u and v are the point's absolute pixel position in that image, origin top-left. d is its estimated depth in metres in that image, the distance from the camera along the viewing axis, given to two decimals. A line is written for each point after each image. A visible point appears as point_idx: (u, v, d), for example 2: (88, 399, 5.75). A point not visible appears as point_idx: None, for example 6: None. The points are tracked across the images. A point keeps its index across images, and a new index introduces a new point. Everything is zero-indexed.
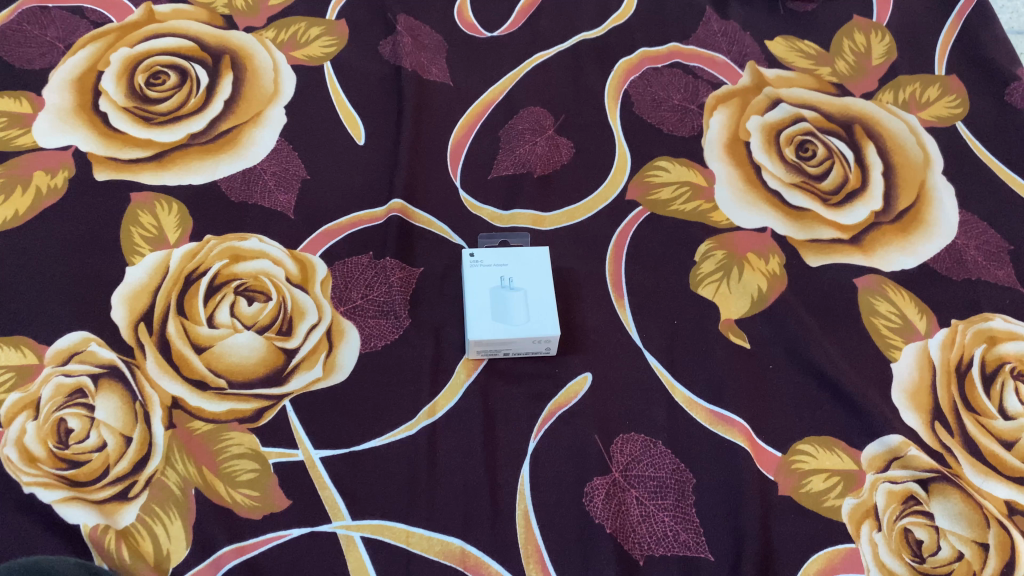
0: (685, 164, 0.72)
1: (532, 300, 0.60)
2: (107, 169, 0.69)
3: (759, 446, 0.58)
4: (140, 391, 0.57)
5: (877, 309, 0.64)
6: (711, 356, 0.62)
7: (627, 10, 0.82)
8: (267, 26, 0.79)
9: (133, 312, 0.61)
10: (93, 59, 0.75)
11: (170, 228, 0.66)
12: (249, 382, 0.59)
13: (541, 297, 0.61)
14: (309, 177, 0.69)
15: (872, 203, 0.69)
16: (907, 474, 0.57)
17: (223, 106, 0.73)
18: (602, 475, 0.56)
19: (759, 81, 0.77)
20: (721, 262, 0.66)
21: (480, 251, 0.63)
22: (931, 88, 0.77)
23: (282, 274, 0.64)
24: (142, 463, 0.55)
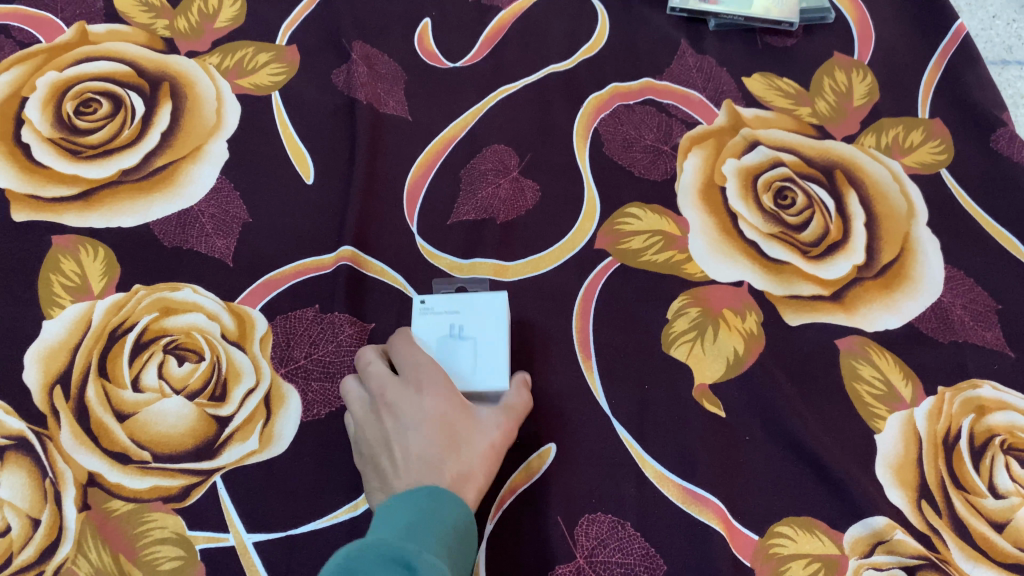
0: (658, 211, 0.67)
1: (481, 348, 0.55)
2: (27, 209, 0.62)
3: (735, 528, 0.54)
4: (51, 466, 0.51)
5: (860, 373, 0.60)
6: (684, 427, 0.57)
7: (598, 42, 0.77)
8: (211, 51, 0.73)
9: (48, 373, 0.55)
10: (16, 85, 0.69)
11: (94, 277, 0.60)
12: (176, 455, 0.53)
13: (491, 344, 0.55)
14: (251, 220, 0.64)
15: (854, 256, 0.65)
16: (892, 560, 0.53)
17: (160, 139, 0.67)
18: (566, 562, 0.52)
19: (735, 121, 0.73)
20: (695, 320, 0.62)
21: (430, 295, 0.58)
22: (914, 132, 0.73)
23: (218, 330, 0.58)
24: (51, 550, 0.49)
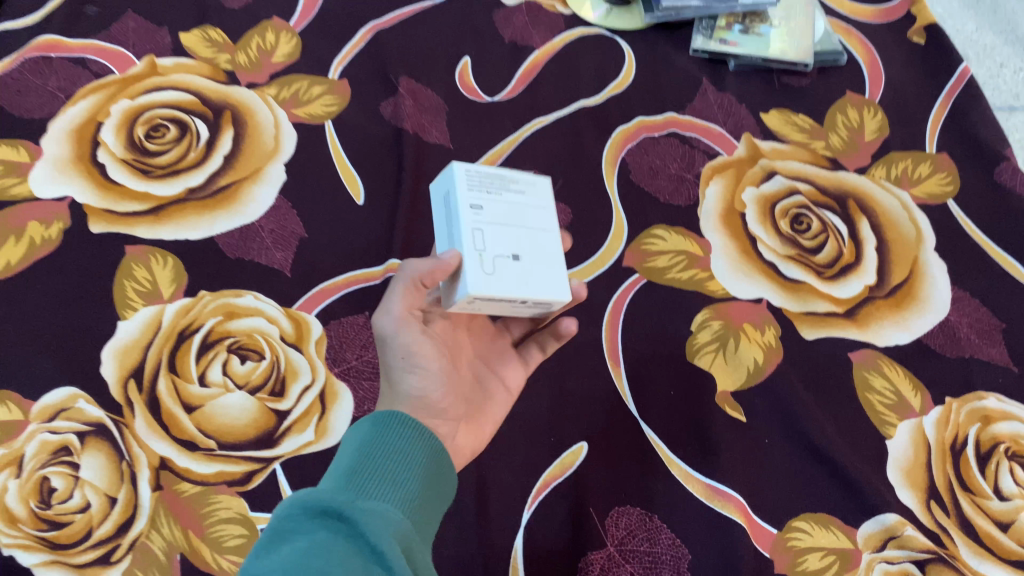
0: (682, 233, 0.72)
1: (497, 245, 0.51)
2: (104, 222, 0.68)
3: (756, 522, 0.58)
4: (127, 450, 0.56)
5: (872, 384, 0.64)
6: (708, 430, 0.62)
7: (625, 79, 0.83)
8: (269, 83, 0.79)
9: (123, 368, 0.60)
10: (93, 111, 0.75)
11: (164, 284, 0.65)
12: (239, 444, 0.58)
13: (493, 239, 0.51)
14: (307, 236, 0.69)
15: (865, 277, 0.70)
16: (903, 554, 0.57)
17: (223, 161, 0.73)
18: (598, 549, 0.56)
19: (754, 152, 0.78)
20: (717, 332, 0.66)
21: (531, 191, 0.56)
22: (922, 165, 0.78)
23: (277, 333, 0.63)
24: (127, 525, 0.54)
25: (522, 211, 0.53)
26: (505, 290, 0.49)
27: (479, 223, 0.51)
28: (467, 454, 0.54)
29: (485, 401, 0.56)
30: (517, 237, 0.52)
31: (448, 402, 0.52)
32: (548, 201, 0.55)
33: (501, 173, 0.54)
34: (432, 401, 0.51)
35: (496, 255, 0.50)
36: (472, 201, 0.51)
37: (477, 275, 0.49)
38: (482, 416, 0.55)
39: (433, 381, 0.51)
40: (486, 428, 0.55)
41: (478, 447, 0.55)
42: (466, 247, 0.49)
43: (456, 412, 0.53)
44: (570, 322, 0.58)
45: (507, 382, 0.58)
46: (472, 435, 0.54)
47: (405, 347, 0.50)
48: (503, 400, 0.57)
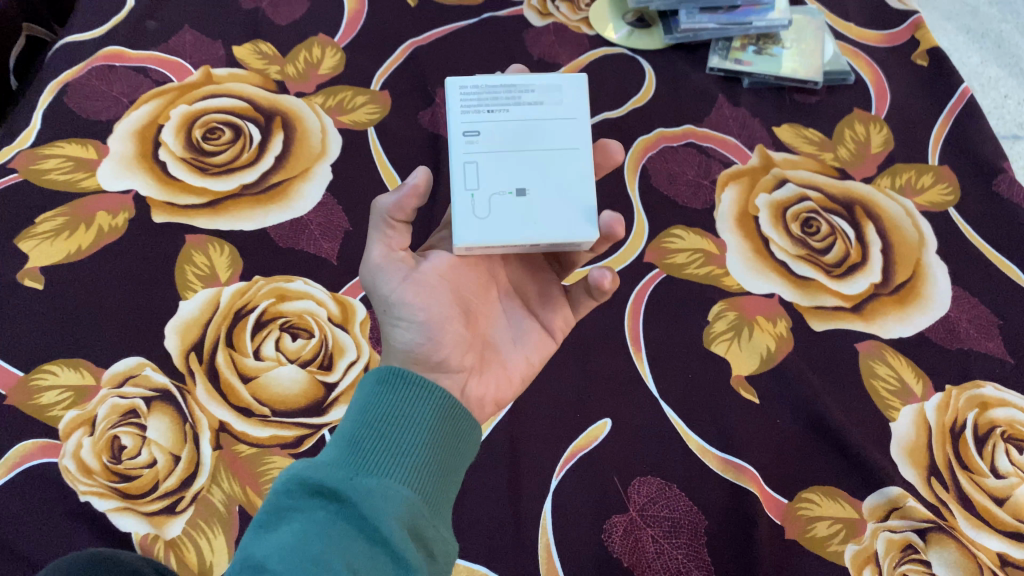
0: (699, 233, 0.77)
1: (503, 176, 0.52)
2: (165, 213, 0.73)
3: (768, 492, 0.62)
4: (190, 413, 0.61)
5: (877, 371, 0.69)
6: (723, 410, 0.66)
7: (646, 94, 0.89)
8: (316, 92, 0.85)
9: (185, 342, 0.65)
10: (154, 115, 0.80)
11: (221, 268, 0.70)
12: (291, 412, 0.63)
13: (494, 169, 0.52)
14: (351, 228, 0.75)
15: (871, 275, 0.75)
16: (906, 524, 0.61)
17: (274, 161, 0.78)
18: (620, 513, 0.61)
19: (767, 162, 0.84)
20: (732, 322, 0.71)
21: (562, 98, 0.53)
22: (925, 176, 0.83)
23: (325, 314, 0.68)
24: (191, 480, 0.59)
25: (527, 131, 0.52)
26: (500, 231, 0.51)
27: (475, 151, 0.52)
28: (487, 403, 0.52)
29: (505, 349, 0.54)
30: (522, 168, 0.52)
31: (454, 352, 0.50)
32: (571, 107, 0.53)
33: (508, 83, 0.53)
34: (432, 353, 0.49)
35: (492, 193, 0.51)
36: (467, 128, 0.52)
37: (465, 219, 0.51)
38: (502, 362, 0.54)
39: (431, 332, 0.49)
40: (509, 375, 0.54)
41: (503, 394, 0.53)
42: (455, 186, 0.51)
43: (465, 361, 0.51)
44: (600, 271, 0.50)
45: (532, 330, 0.56)
46: (492, 383, 0.53)
47: (394, 301, 0.49)
48: (531, 343, 0.55)
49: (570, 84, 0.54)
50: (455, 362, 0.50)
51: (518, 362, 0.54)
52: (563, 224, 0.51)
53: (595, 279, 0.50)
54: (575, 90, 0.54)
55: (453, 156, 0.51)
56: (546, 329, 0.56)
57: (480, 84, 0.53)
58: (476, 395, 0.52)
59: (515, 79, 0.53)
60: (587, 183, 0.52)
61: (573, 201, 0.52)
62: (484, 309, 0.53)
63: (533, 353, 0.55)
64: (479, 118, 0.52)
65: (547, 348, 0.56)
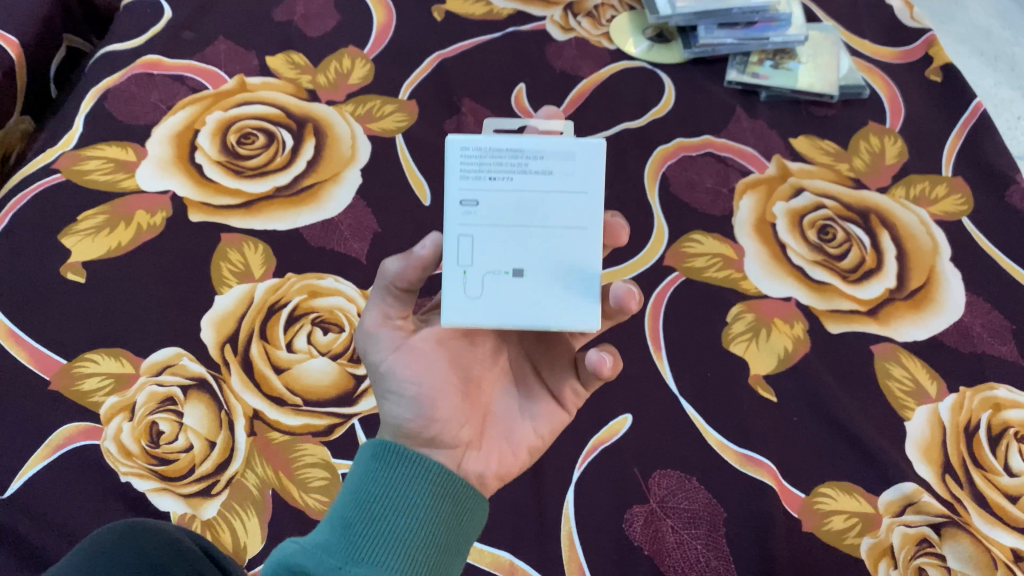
0: (718, 239, 0.79)
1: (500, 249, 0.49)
2: (201, 212, 0.76)
3: (785, 486, 0.64)
4: (225, 402, 0.64)
5: (892, 373, 0.71)
6: (741, 408, 0.68)
7: (666, 105, 0.90)
8: (347, 100, 0.87)
9: (220, 334, 0.68)
10: (190, 120, 0.82)
11: (255, 266, 0.73)
12: (322, 401, 0.65)
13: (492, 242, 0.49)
14: (380, 230, 0.77)
15: (886, 281, 0.77)
16: (921, 519, 0.63)
17: (306, 165, 0.80)
18: (641, 504, 0.63)
19: (783, 171, 0.85)
20: (750, 323, 0.73)
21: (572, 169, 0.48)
22: (939, 187, 0.85)
23: (354, 309, 0.71)
24: (226, 464, 0.62)
25: (533, 203, 0.48)
26: (492, 314, 0.48)
27: (472, 223, 0.48)
28: (489, 480, 0.50)
29: (510, 422, 0.51)
30: (521, 245, 0.49)
31: (448, 426, 0.48)
32: (582, 179, 0.48)
33: (514, 148, 0.48)
34: (424, 428, 0.48)
35: (487, 270, 0.49)
36: (465, 196, 0.48)
37: (457, 300, 0.48)
38: (506, 435, 0.51)
39: (422, 406, 0.48)
40: (513, 448, 0.51)
41: (509, 469, 0.51)
42: (448, 263, 0.48)
43: (461, 435, 0.49)
44: (598, 355, 0.48)
45: (539, 401, 0.53)
46: (493, 457, 0.50)
47: (387, 374, 0.48)
48: (538, 414, 0.52)
49: (584, 151, 0.48)
50: (450, 436, 0.48)
51: (524, 434, 0.51)
52: (561, 309, 0.49)
53: (591, 363, 0.47)
54: (589, 158, 0.48)
55: (448, 228, 0.48)
56: (556, 399, 0.53)
57: (483, 146, 0.48)
58: (476, 471, 0.49)
59: (522, 143, 0.48)
60: (595, 262, 0.49)
61: (575, 284, 0.49)
62: (486, 381, 0.51)
63: (542, 425, 0.52)
64: (479, 185, 0.48)
65: (557, 420, 0.53)
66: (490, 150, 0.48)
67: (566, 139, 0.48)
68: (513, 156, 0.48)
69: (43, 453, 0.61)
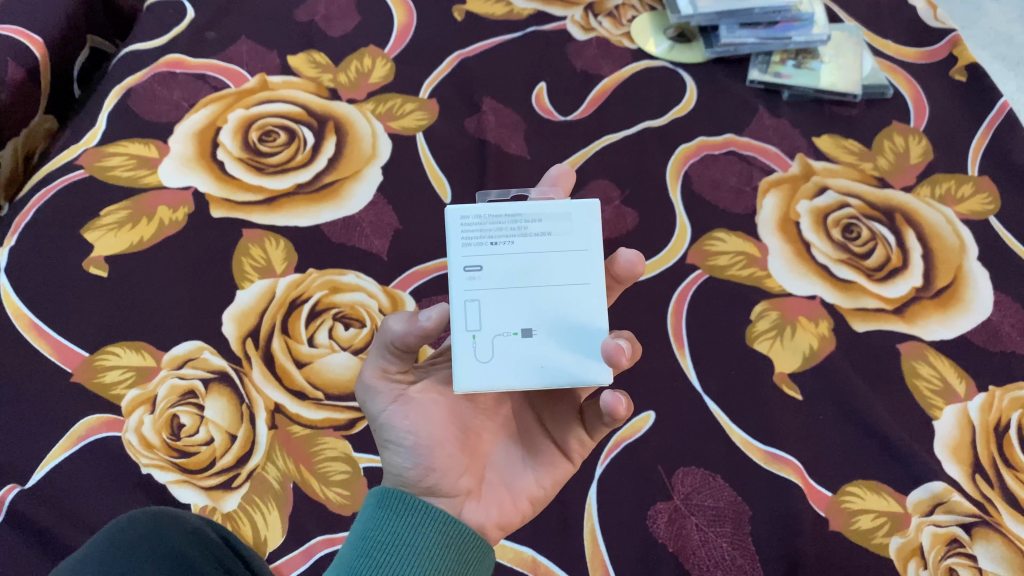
0: (742, 237, 0.79)
1: (506, 312, 0.47)
2: (223, 208, 0.75)
3: (811, 484, 0.64)
4: (246, 395, 0.64)
5: (919, 371, 0.70)
6: (766, 406, 0.67)
7: (688, 104, 0.89)
8: (368, 99, 0.86)
9: (242, 328, 0.68)
10: (212, 118, 0.81)
11: (276, 261, 0.72)
12: (344, 396, 0.65)
13: (498, 307, 0.47)
14: (401, 227, 0.77)
15: (912, 279, 0.76)
16: (951, 519, 0.62)
17: (327, 162, 0.80)
18: (665, 501, 0.62)
19: (807, 170, 0.84)
20: (775, 321, 0.72)
21: (572, 228, 0.48)
22: (965, 185, 0.84)
23: (375, 305, 0.71)
24: (247, 458, 0.61)
25: (537, 263, 0.47)
26: (504, 376, 0.46)
27: (477, 288, 0.47)
28: (489, 529, 0.48)
29: (511, 470, 0.49)
30: (528, 307, 0.47)
31: (446, 475, 0.47)
32: (581, 239, 0.48)
33: (514, 212, 0.47)
34: (422, 477, 0.47)
35: (496, 333, 0.47)
36: (469, 261, 0.47)
37: (466, 363, 0.46)
38: (507, 484, 0.49)
39: (420, 455, 0.47)
40: (514, 498, 0.49)
41: (509, 518, 0.49)
42: (455, 327, 0.46)
43: (460, 484, 0.47)
44: (612, 396, 0.44)
45: (541, 448, 0.51)
46: (493, 506, 0.48)
47: (386, 423, 0.48)
48: (541, 463, 0.50)
49: (581, 211, 0.48)
50: (448, 485, 0.47)
51: (525, 484, 0.49)
52: (573, 368, 0.47)
53: (606, 404, 0.43)
54: (585, 218, 0.48)
55: (454, 294, 0.47)
56: (560, 449, 0.51)
57: (484, 213, 0.47)
58: (475, 521, 0.47)
59: (521, 208, 0.47)
60: (601, 320, 0.47)
61: (582, 342, 0.47)
62: (488, 429, 0.50)
63: (544, 477, 0.50)
64: (483, 250, 0.47)
65: (561, 471, 0.51)
66: (489, 217, 0.48)
67: (563, 201, 0.48)
68: (513, 220, 0.47)
69: (64, 444, 0.61)
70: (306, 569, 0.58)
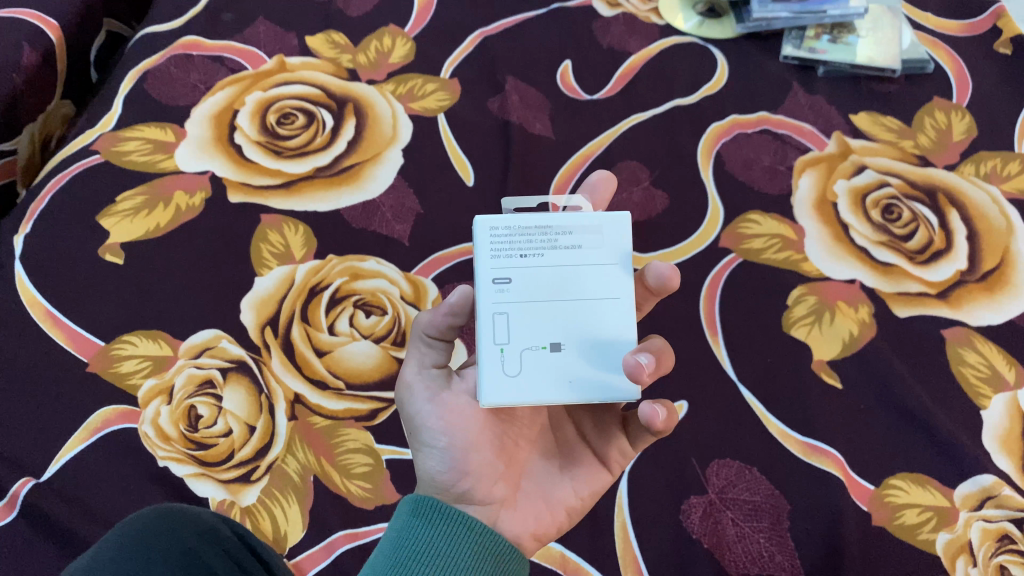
0: (777, 219, 0.75)
1: (535, 326, 0.45)
2: (241, 193, 0.73)
3: (853, 477, 0.61)
4: (265, 384, 0.62)
5: (965, 359, 0.67)
6: (804, 396, 0.65)
7: (719, 81, 0.86)
8: (387, 80, 0.83)
9: (260, 317, 0.66)
10: (229, 100, 0.79)
11: (296, 247, 0.70)
12: (366, 385, 0.63)
13: (526, 320, 0.45)
14: (423, 212, 0.75)
15: (957, 262, 0.72)
16: (1001, 514, 0.60)
17: (347, 145, 0.77)
18: (699, 494, 0.60)
19: (844, 149, 0.81)
20: (813, 306, 0.69)
21: (602, 241, 0.45)
22: (1011, 163, 0.80)
23: (397, 292, 0.69)
24: (266, 450, 0.60)
25: (566, 277, 0.45)
26: (532, 392, 0.44)
27: (505, 301, 0.44)
28: (525, 540, 0.45)
29: (549, 480, 0.47)
30: (557, 320, 0.45)
31: (480, 482, 0.45)
32: (612, 252, 0.45)
33: (543, 224, 0.45)
34: (455, 481, 0.45)
35: (526, 347, 0.44)
36: (497, 274, 0.44)
37: (495, 378, 0.44)
38: (544, 493, 0.46)
39: (453, 459, 0.45)
40: (552, 508, 0.46)
41: (546, 530, 0.46)
42: (483, 341, 0.44)
43: (495, 491, 0.45)
44: (650, 406, 0.41)
45: (582, 457, 0.48)
46: (529, 516, 0.46)
47: (421, 424, 0.46)
48: (581, 473, 0.47)
49: (612, 223, 0.45)
50: (481, 492, 0.45)
51: (564, 495, 0.47)
52: (604, 384, 0.44)
53: (644, 417, 0.41)
54: (616, 231, 0.45)
55: (481, 308, 0.44)
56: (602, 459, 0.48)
57: (512, 225, 0.45)
58: (509, 531, 0.45)
59: (551, 219, 0.45)
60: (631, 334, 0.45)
61: (613, 358, 0.45)
62: (525, 436, 0.48)
63: (583, 486, 0.47)
64: (511, 263, 0.45)
65: (601, 482, 0.48)
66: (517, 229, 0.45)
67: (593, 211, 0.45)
68: (540, 233, 0.45)
69: (80, 436, 0.59)
70: (328, 564, 0.56)
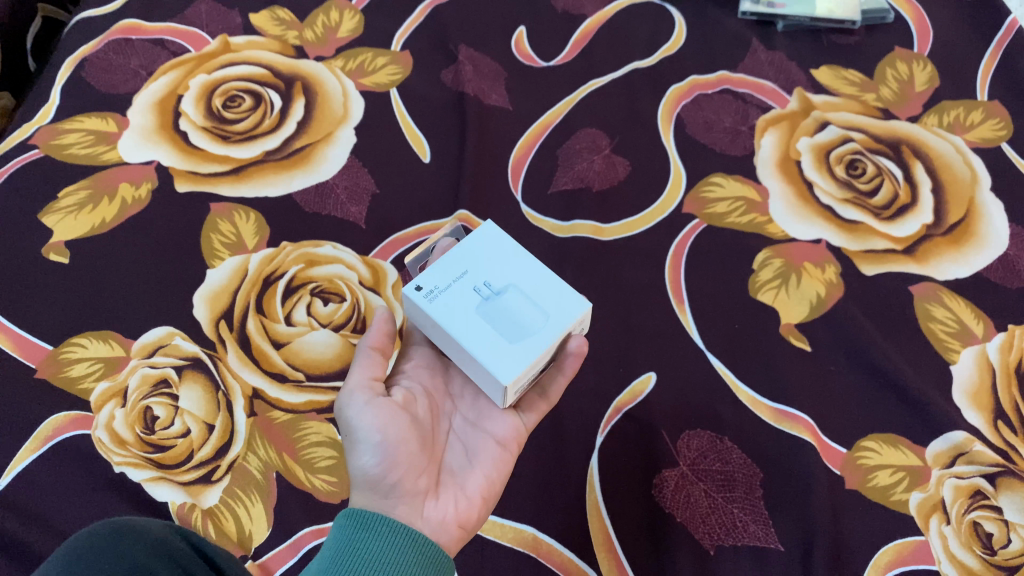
0: (740, 180, 0.74)
1: None
2: (188, 181, 0.71)
3: (825, 442, 0.61)
4: (222, 381, 0.61)
5: (933, 314, 0.66)
6: (774, 361, 0.64)
7: (678, 41, 0.84)
8: (336, 55, 0.80)
9: (214, 311, 0.64)
10: (172, 85, 0.76)
11: (248, 236, 0.68)
12: (327, 375, 0.62)
13: None
14: (379, 191, 0.72)
15: (922, 216, 0.71)
16: (973, 469, 0.59)
17: (297, 126, 0.75)
18: (671, 468, 0.59)
19: (806, 105, 0.79)
20: (779, 269, 0.68)
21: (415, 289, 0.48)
22: (974, 112, 0.78)
23: (355, 278, 0.67)
24: (225, 449, 0.58)
25: None
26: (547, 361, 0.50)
27: None
28: (450, 525, 0.48)
29: (462, 473, 0.50)
30: None
31: (409, 474, 0.46)
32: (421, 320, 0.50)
33: None
34: (387, 474, 0.45)
35: None
36: None
37: None
38: (458, 483, 0.50)
39: (386, 453, 0.45)
40: (469, 497, 0.49)
41: (467, 517, 0.49)
42: None
43: (419, 483, 0.47)
44: None
45: (488, 449, 0.51)
46: (451, 504, 0.48)
47: (351, 423, 0.46)
48: (487, 462, 0.51)
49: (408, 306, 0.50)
50: (409, 485, 0.46)
51: (477, 483, 0.50)
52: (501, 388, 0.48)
53: None
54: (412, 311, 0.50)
55: None
56: (506, 449, 0.52)
57: None
58: (436, 517, 0.47)
59: None
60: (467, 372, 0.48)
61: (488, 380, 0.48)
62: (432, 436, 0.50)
63: (492, 472, 0.51)
64: None
65: (505, 464, 0.52)
66: None
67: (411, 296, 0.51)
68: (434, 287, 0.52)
69: (32, 445, 0.57)
70: (296, 562, 0.55)
